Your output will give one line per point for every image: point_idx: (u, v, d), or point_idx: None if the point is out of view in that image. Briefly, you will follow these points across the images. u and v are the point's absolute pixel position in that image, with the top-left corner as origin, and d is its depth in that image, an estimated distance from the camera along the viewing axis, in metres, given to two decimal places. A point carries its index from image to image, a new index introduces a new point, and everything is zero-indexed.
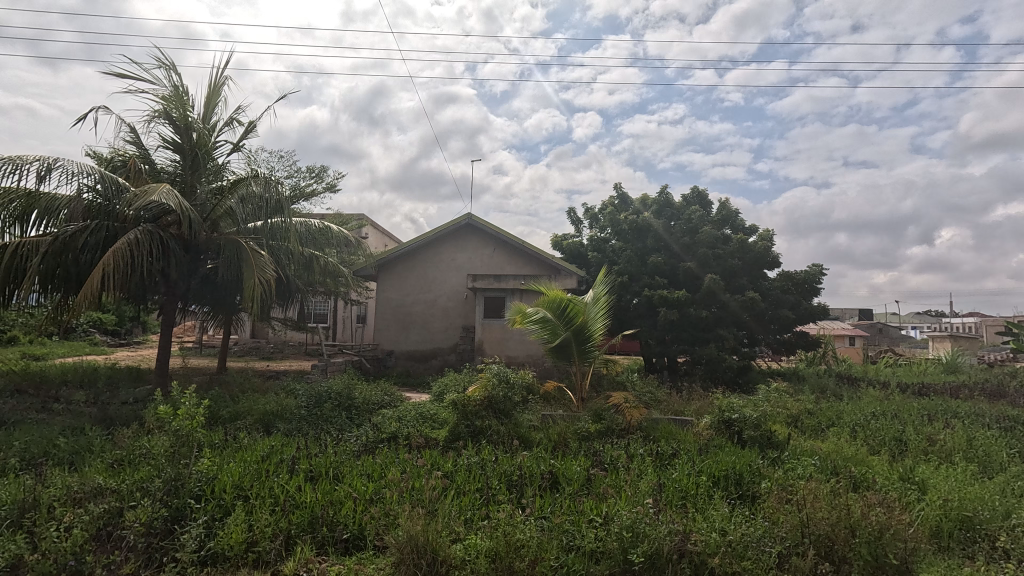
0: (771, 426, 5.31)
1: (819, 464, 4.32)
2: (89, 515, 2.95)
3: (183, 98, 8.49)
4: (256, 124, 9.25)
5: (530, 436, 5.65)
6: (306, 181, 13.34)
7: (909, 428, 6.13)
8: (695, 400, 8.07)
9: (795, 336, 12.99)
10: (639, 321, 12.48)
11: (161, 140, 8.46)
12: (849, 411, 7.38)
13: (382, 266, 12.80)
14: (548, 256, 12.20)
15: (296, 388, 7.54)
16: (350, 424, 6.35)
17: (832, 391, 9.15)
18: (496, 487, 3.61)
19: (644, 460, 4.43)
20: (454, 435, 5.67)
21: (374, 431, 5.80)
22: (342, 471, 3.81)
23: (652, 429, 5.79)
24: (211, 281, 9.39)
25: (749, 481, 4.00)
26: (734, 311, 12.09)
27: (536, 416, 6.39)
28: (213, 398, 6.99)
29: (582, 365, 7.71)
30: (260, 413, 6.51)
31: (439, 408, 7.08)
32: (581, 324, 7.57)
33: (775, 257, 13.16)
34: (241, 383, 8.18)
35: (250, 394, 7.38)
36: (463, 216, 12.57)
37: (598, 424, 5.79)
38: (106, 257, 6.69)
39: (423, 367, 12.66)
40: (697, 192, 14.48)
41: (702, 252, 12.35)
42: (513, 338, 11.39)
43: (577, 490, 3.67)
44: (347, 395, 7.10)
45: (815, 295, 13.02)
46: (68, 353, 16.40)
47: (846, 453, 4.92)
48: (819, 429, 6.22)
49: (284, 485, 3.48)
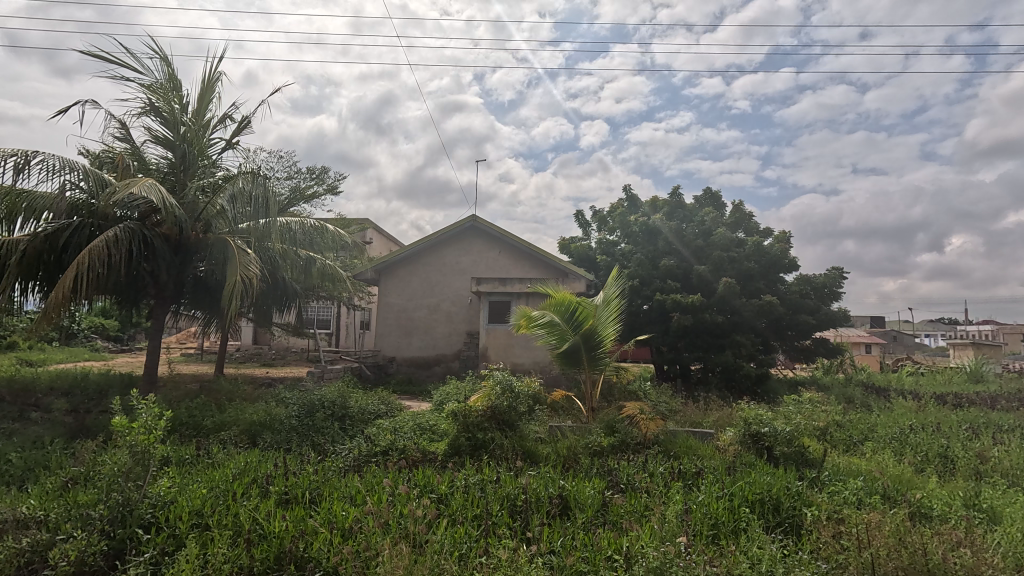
0: (803, 441, 4.78)
1: (869, 489, 3.77)
2: (11, 550, 2.51)
3: (171, 91, 8.18)
4: (251, 120, 8.93)
5: (536, 452, 5.21)
6: (306, 183, 13.02)
7: (954, 444, 5.57)
8: (715, 411, 7.54)
9: (814, 343, 12.41)
10: (650, 327, 11.96)
11: (149, 134, 8.11)
12: (883, 423, 6.81)
13: (384, 269, 12.43)
14: (556, 259, 11.69)
15: (289, 396, 7.10)
16: (341, 436, 5.94)
17: (861, 402, 8.54)
18: (497, 514, 3.13)
19: (665, 481, 3.93)
20: (453, 449, 5.23)
21: (367, 444, 5.40)
22: (324, 492, 3.37)
23: (671, 443, 5.30)
24: (203, 283, 8.99)
25: (788, 509, 3.49)
26: (750, 316, 11.55)
27: (542, 427, 5.97)
28: (196, 407, 6.57)
29: (592, 372, 7.20)
30: (247, 423, 6.11)
31: (438, 417, 6.63)
32: (591, 328, 7.07)
33: (793, 260, 12.64)
34: (229, 391, 7.71)
35: (238, 402, 6.93)
36: (467, 217, 12.15)
37: (611, 438, 5.32)
38: (82, 255, 6.27)
39: (425, 374, 12.17)
40: (710, 195, 14.04)
41: (716, 255, 11.87)
42: (519, 344, 10.87)
43: (591, 518, 3.19)
44: (341, 404, 6.70)
45: (836, 300, 12.44)
46: (67, 358, 16.10)
47: (891, 474, 4.38)
48: (853, 444, 5.70)
49: (252, 511, 3.02)
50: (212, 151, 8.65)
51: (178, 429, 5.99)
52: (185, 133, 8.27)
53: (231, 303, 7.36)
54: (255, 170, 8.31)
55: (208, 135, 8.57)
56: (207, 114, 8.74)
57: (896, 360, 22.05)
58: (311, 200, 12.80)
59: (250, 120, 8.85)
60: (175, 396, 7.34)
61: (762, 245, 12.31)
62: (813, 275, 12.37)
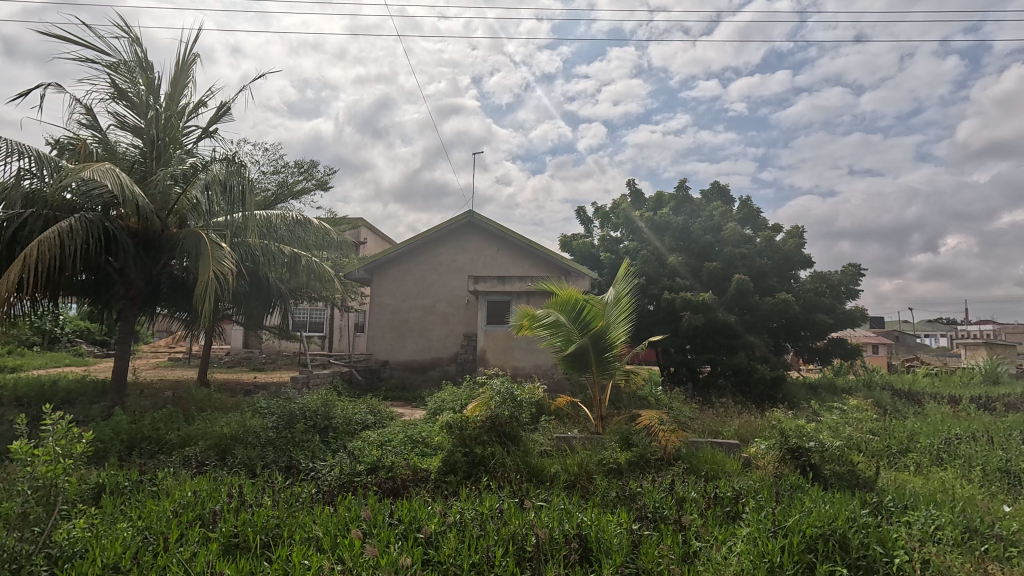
0: (853, 457, 4.14)
1: (949, 521, 3.13)
2: None
3: (140, 73, 7.57)
4: (229, 105, 8.29)
5: (543, 469, 4.56)
6: (294, 179, 12.35)
7: (1012, 456, 4.93)
8: (735, 418, 6.90)
9: (830, 344, 11.77)
10: (657, 329, 11.32)
11: (116, 120, 7.46)
12: (924, 432, 6.15)
13: (376, 269, 11.77)
14: (559, 256, 11.03)
15: (268, 405, 6.45)
16: (322, 451, 5.29)
17: (891, 407, 7.88)
18: (500, 563, 2.50)
19: (703, 515, 3.28)
20: (448, 466, 4.59)
21: (350, 460, 4.80)
22: (284, 532, 2.73)
23: (694, 459, 4.66)
24: (179, 282, 8.30)
25: (860, 549, 2.85)
26: (764, 315, 10.92)
27: (548, 439, 5.38)
28: (161, 420, 5.91)
29: (601, 377, 6.53)
30: (216, 437, 5.43)
31: (431, 428, 5.98)
32: (600, 330, 6.40)
33: (806, 256, 12.02)
34: (201, 399, 7.02)
35: (208, 413, 6.26)
36: (463, 213, 11.48)
37: (628, 453, 4.68)
38: (28, 248, 5.57)
39: (420, 379, 11.47)
40: (718, 189, 13.41)
41: (726, 250, 11.25)
42: (520, 347, 10.21)
43: (619, 569, 2.55)
44: (324, 415, 6.06)
45: (852, 298, 11.82)
46: (47, 364, 15.33)
47: (963, 497, 3.74)
48: (898, 457, 5.07)
49: (185, 563, 2.37)
50: (187, 139, 8.01)
51: (139, 444, 5.35)
52: (156, 118, 7.62)
53: (202, 303, 6.64)
54: (232, 158, 7.66)
55: (183, 122, 7.94)
56: (182, 100, 8.09)
57: (904, 361, 21.59)
58: (299, 196, 12.15)
59: (230, 105, 8.22)
60: (140, 406, 6.64)
61: (774, 240, 11.69)
62: (828, 272, 11.75)
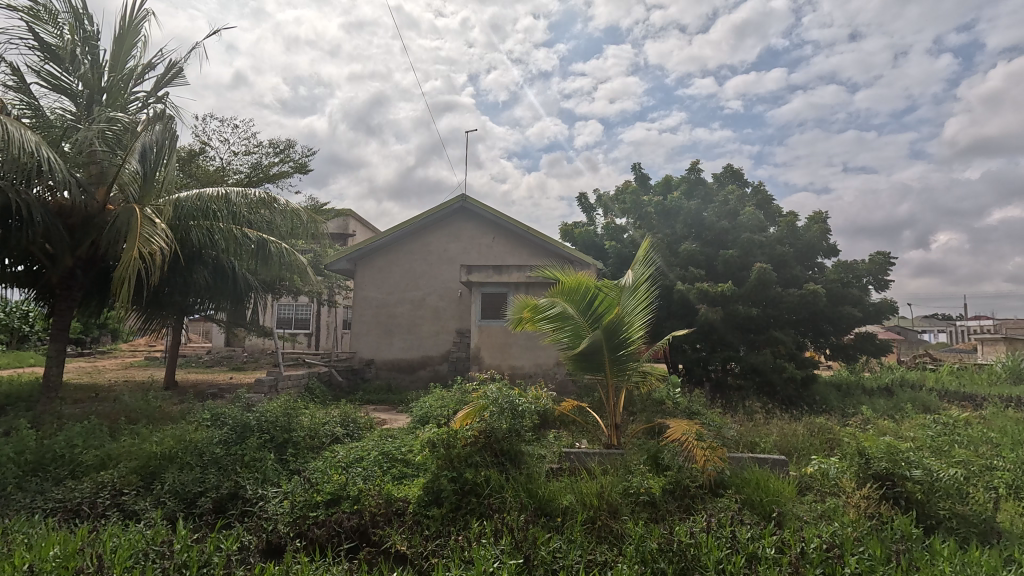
0: (968, 491, 3.13)
1: None
2: None
3: (68, 22, 6.46)
4: (181, 65, 7.17)
5: (553, 500, 3.52)
6: (269, 160, 11.21)
7: None
8: (774, 426, 5.83)
9: (857, 339, 10.79)
10: (671, 323, 10.33)
11: (41, 76, 6.34)
12: (1009, 441, 5.11)
13: (360, 259, 10.67)
14: (561, 244, 9.98)
15: (216, 415, 5.37)
16: (277, 473, 4.24)
17: (948, 411, 6.86)
18: None
19: None
20: (432, 498, 3.55)
21: (305, 487, 3.76)
22: None
23: (744, 483, 3.64)
24: None
25: None
26: (788, 308, 9.90)
27: (555, 456, 4.37)
28: (85, 435, 4.83)
29: (615, 378, 5.45)
30: (144, 457, 4.35)
31: (413, 440, 4.94)
32: (613, 322, 5.30)
33: (830, 243, 11.01)
34: (142, 407, 5.95)
35: (143, 427, 5.17)
36: (455, 197, 10.38)
37: (662, 478, 3.65)
38: None
39: (409, 380, 10.41)
40: (732, 172, 12.32)
41: (745, 237, 10.22)
42: (518, 344, 9.15)
43: None
44: (285, 427, 5.00)
45: (881, 289, 10.83)
46: (8, 365, 14.10)
47: None
48: (998, 477, 4.03)
49: None
50: (132, 105, 6.96)
51: (45, 468, 4.27)
52: (93, 78, 6.60)
53: (119, 287, 5.53)
54: (170, 118, 6.55)
55: (128, 85, 6.89)
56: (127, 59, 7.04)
57: (914, 355, 20.57)
58: (275, 179, 11.02)
59: (180, 67, 7.16)
60: (68, 417, 5.56)
61: (796, 226, 10.65)
62: (854, 261, 10.77)
